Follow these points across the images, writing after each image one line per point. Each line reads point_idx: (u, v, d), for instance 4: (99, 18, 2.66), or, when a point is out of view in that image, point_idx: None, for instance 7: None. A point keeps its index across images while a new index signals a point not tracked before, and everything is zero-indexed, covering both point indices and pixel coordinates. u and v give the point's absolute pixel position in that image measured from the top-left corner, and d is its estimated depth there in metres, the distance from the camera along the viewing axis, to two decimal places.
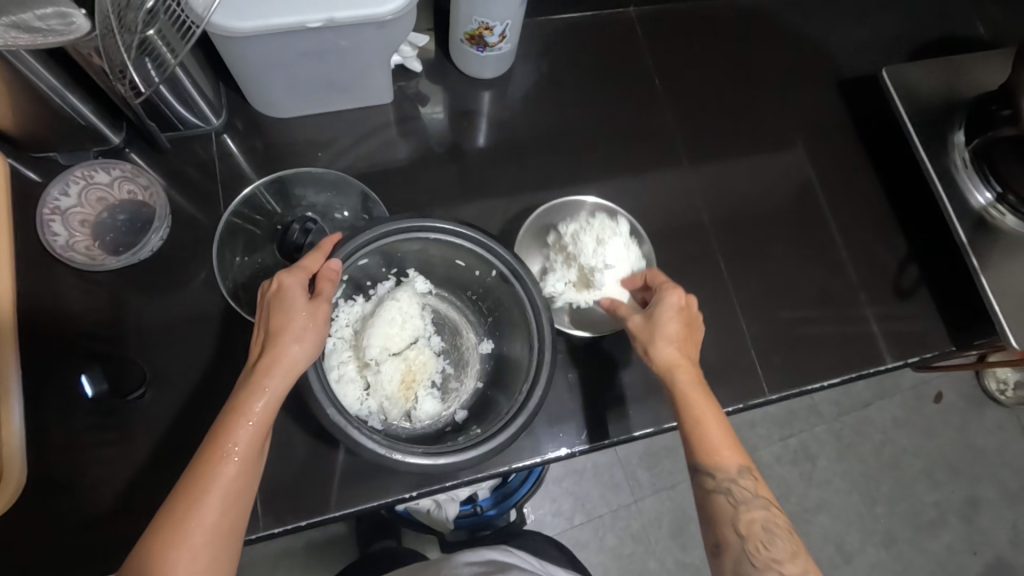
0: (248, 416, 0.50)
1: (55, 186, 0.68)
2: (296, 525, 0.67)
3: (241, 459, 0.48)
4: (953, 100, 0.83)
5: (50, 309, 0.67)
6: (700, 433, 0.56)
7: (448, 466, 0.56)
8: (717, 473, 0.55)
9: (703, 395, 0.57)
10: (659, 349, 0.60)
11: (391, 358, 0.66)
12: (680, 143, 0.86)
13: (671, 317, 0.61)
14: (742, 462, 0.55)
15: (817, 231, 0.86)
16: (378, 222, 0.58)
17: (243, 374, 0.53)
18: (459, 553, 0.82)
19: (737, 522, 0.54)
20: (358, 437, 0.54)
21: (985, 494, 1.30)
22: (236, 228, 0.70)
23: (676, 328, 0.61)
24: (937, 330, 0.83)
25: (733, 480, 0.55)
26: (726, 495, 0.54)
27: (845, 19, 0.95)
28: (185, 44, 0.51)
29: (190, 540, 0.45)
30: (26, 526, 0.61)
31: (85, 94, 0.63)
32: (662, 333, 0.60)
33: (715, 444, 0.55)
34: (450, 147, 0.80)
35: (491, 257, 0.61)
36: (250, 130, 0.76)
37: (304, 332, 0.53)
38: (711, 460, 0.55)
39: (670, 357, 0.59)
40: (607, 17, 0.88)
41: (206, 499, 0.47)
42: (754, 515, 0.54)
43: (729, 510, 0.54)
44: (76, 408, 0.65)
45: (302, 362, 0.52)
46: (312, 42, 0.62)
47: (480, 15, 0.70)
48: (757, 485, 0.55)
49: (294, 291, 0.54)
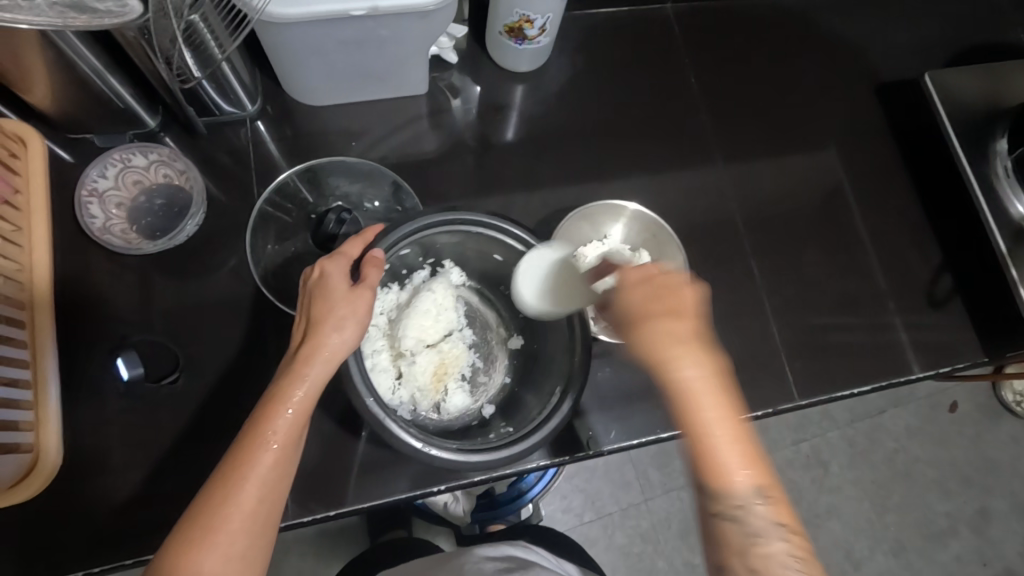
0: (288, 405, 0.49)
1: (94, 167, 0.68)
2: (324, 515, 0.67)
3: (279, 447, 0.48)
4: (992, 108, 0.81)
5: (83, 292, 0.67)
6: (706, 446, 0.44)
7: (480, 465, 0.56)
8: (725, 499, 0.44)
9: (710, 396, 0.45)
10: (642, 340, 0.47)
11: (424, 350, 0.66)
12: (713, 143, 0.85)
13: (651, 297, 0.48)
14: (759, 482, 0.44)
15: (847, 236, 0.85)
16: (422, 214, 0.58)
17: (284, 361, 0.53)
18: (475, 548, 0.83)
19: (749, 556, 0.43)
20: (396, 432, 0.54)
21: (997, 506, 1.29)
22: (269, 216, 0.70)
23: (666, 307, 0.48)
24: (965, 341, 0.82)
25: (746, 507, 0.44)
26: (735, 523, 0.44)
27: (884, 21, 0.94)
28: (231, 39, 0.57)
29: (228, 525, 0.45)
30: (56, 504, 0.61)
31: (124, 76, 0.63)
32: (643, 324, 0.48)
33: (725, 459, 0.44)
34: (481, 141, 0.79)
35: (532, 255, 0.61)
36: (283, 117, 0.76)
37: (344, 321, 0.53)
38: (719, 481, 0.44)
39: (657, 352, 0.46)
40: (643, 13, 0.87)
41: (245, 486, 0.46)
42: (771, 549, 0.43)
43: (739, 541, 0.44)
44: (106, 391, 0.65)
45: (343, 351, 0.52)
46: (353, 30, 0.61)
47: (522, 7, 0.69)
48: (771, 510, 0.44)
49: (337, 278, 0.54)
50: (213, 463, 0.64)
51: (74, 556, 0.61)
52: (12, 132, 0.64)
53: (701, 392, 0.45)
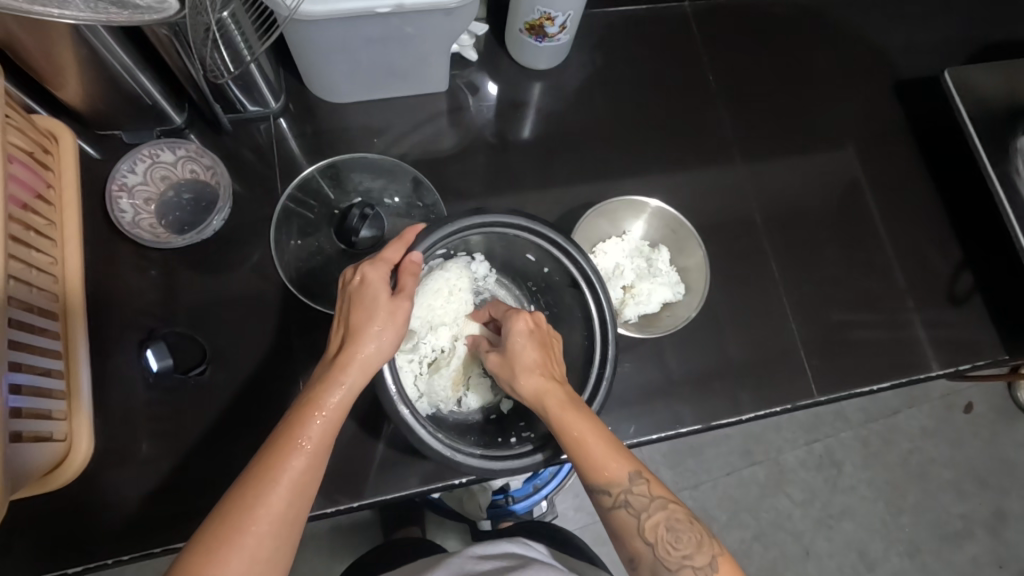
0: (322, 409, 0.51)
1: (125, 162, 0.69)
2: (346, 506, 0.68)
3: (310, 451, 0.49)
4: (1013, 106, 0.81)
5: (112, 285, 0.68)
6: (581, 455, 0.53)
7: (506, 472, 0.57)
8: (611, 489, 0.53)
9: (577, 416, 0.54)
10: (517, 384, 0.57)
11: (432, 335, 0.68)
12: (731, 140, 0.85)
13: (523, 341, 0.59)
14: (631, 468, 0.53)
15: (866, 234, 0.85)
16: (462, 214, 0.58)
17: (319, 367, 0.54)
18: (467, 548, 0.82)
19: (643, 531, 0.52)
20: (423, 437, 0.55)
21: (1013, 507, 1.28)
22: (292, 213, 0.71)
23: (531, 353, 0.58)
24: (984, 339, 0.82)
25: (628, 491, 0.53)
26: (626, 509, 0.53)
27: (903, 18, 0.94)
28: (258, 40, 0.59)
29: (256, 527, 0.45)
30: (84, 492, 0.63)
31: (154, 74, 0.64)
32: (520, 366, 0.57)
33: (599, 460, 0.53)
34: (500, 138, 0.80)
35: (568, 262, 0.60)
36: (305, 115, 0.77)
37: (382, 332, 0.54)
38: (599, 477, 0.53)
39: (534, 393, 0.56)
40: (661, 11, 0.88)
41: (275, 488, 0.47)
42: (657, 519, 0.52)
43: (632, 522, 0.53)
44: (134, 382, 0.66)
45: (377, 362, 0.54)
46: (377, 28, 0.62)
47: (543, 5, 0.70)
48: (651, 487, 0.53)
49: (377, 286, 0.55)
50: (239, 454, 0.65)
51: (102, 544, 0.62)
52: (42, 127, 0.64)
53: (570, 412, 0.54)
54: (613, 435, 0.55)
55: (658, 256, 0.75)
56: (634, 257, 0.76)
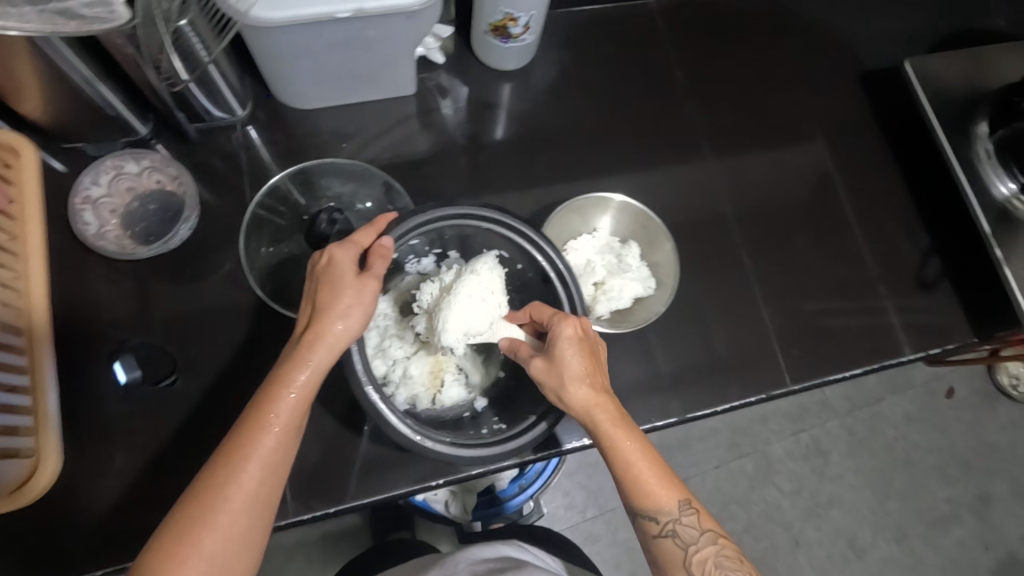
0: (291, 388, 0.51)
1: (87, 174, 0.69)
2: (324, 512, 0.68)
3: (280, 430, 0.49)
4: (974, 93, 0.83)
5: (80, 298, 0.67)
6: (633, 483, 0.53)
7: (472, 459, 0.57)
8: (659, 518, 0.53)
9: (630, 440, 0.54)
10: (567, 398, 0.55)
11: (466, 341, 0.60)
12: (700, 135, 0.86)
13: (574, 351, 0.55)
14: (681, 498, 0.54)
15: (837, 223, 0.86)
16: (430, 206, 0.59)
17: (288, 345, 0.54)
18: (467, 550, 0.83)
19: (689, 563, 0.53)
20: (392, 422, 0.55)
21: (997, 490, 1.30)
22: (262, 220, 0.71)
23: (580, 363, 0.55)
24: (956, 324, 0.83)
25: (676, 521, 0.53)
26: (674, 538, 0.53)
27: (866, 10, 0.95)
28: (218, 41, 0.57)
29: (229, 505, 0.46)
30: (57, 508, 0.62)
31: (116, 85, 0.64)
32: (569, 375, 0.55)
33: (652, 488, 0.53)
34: (471, 140, 0.80)
35: (539, 255, 0.61)
36: (273, 122, 0.76)
37: (350, 310, 0.53)
38: (650, 506, 0.53)
39: (585, 408, 0.55)
40: (627, 10, 0.88)
41: (246, 466, 0.47)
42: (705, 553, 0.53)
43: (679, 553, 0.53)
44: (105, 395, 0.65)
45: (347, 338, 0.53)
46: (338, 32, 0.62)
47: (505, 6, 0.70)
48: (700, 519, 0.54)
49: (344, 265, 0.55)
50: None
51: (79, 560, 0.61)
52: (4, 142, 0.63)
53: (621, 435, 0.54)
54: (662, 459, 0.55)
55: (627, 252, 0.76)
56: (606, 254, 0.76)
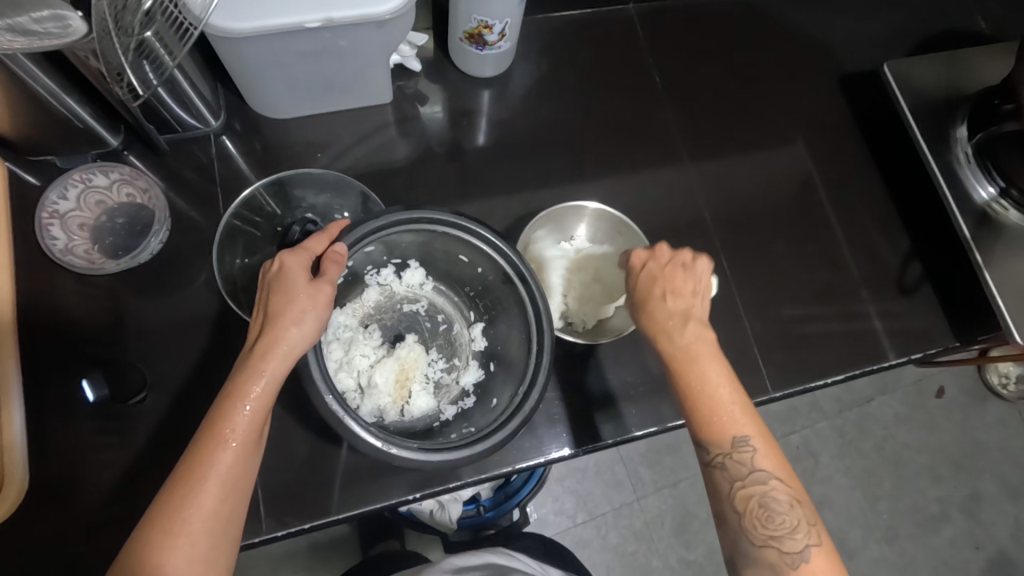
0: (246, 400, 0.50)
1: (54, 189, 0.68)
2: (300, 528, 0.66)
3: (239, 444, 0.48)
4: (952, 97, 0.83)
5: (49, 312, 0.66)
6: (692, 407, 0.54)
7: (441, 464, 0.55)
8: (710, 447, 0.53)
9: (695, 366, 0.55)
10: (638, 318, 0.60)
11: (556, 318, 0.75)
12: (681, 140, 0.85)
13: (644, 274, 0.60)
14: (740, 433, 0.53)
15: (819, 226, 0.86)
16: (390, 211, 0.58)
17: (241, 356, 0.53)
18: (454, 557, 0.82)
19: (734, 498, 0.52)
20: (355, 430, 0.53)
21: (987, 488, 1.30)
22: (236, 231, 0.70)
23: (650, 290, 0.59)
24: (939, 326, 0.83)
25: (728, 454, 0.53)
26: (722, 471, 0.53)
27: (846, 13, 0.95)
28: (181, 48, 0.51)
29: (189, 527, 0.45)
30: (25, 526, 0.61)
31: (83, 97, 0.63)
32: (641, 302, 0.60)
33: (711, 416, 0.53)
34: (449, 147, 0.80)
35: (499, 257, 0.61)
36: (248, 131, 0.76)
37: (303, 316, 0.53)
38: (706, 434, 0.54)
39: (657, 325, 0.58)
40: (607, 15, 0.88)
41: (205, 485, 0.46)
42: (752, 490, 0.52)
43: (725, 486, 0.52)
44: (76, 412, 0.64)
45: (301, 345, 0.52)
46: (309, 43, 0.62)
47: (479, 13, 0.69)
48: (758, 457, 0.52)
49: (296, 272, 0.54)
50: None
51: None
52: None
53: (689, 359, 0.56)
54: (736, 389, 0.55)
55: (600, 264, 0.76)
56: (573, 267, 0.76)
